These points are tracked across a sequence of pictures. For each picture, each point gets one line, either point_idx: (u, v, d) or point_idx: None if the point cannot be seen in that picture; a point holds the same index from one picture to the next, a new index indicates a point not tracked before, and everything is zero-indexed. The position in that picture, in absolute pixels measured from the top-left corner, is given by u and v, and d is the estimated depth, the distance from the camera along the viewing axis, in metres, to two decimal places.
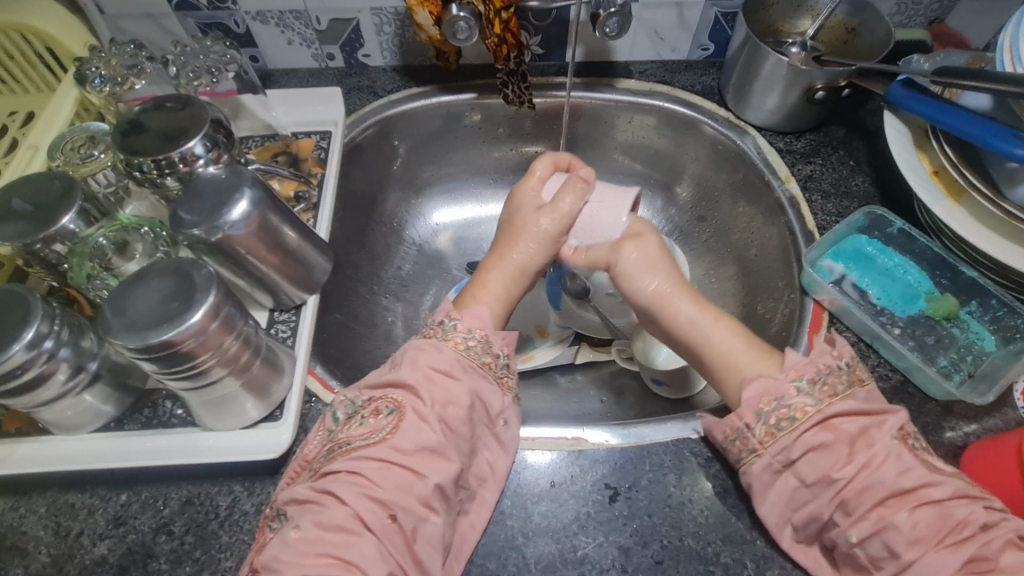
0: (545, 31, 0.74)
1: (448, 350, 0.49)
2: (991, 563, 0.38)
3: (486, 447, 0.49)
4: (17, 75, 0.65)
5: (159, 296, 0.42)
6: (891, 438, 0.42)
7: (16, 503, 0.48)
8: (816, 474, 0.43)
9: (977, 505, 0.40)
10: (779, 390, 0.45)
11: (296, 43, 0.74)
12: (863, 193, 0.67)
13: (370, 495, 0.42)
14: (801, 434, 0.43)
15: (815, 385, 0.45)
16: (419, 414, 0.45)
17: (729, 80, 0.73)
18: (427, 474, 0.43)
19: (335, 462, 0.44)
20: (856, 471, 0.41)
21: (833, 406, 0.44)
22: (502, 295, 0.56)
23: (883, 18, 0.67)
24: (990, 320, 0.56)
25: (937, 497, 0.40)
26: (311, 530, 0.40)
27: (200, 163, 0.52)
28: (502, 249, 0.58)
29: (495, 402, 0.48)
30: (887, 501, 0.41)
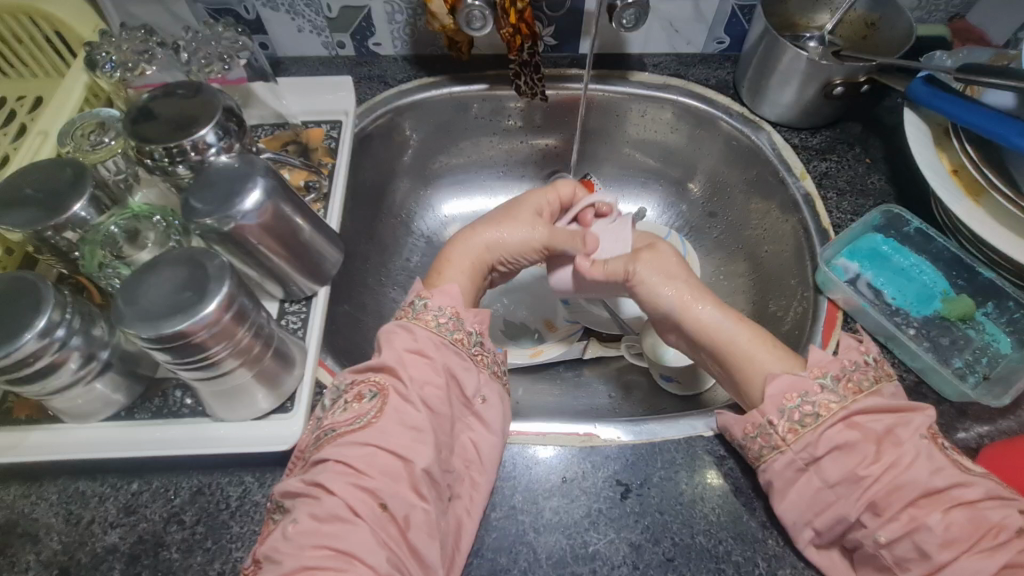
0: (559, 21, 0.73)
1: (420, 329, 0.49)
2: None
3: (470, 429, 0.48)
4: (24, 59, 0.64)
5: (170, 286, 0.42)
6: (920, 437, 0.42)
7: (27, 489, 0.48)
8: (840, 471, 0.42)
9: (998, 509, 0.39)
10: (804, 386, 0.45)
11: (306, 31, 0.73)
12: (880, 191, 0.66)
13: (358, 484, 0.41)
14: (823, 431, 0.43)
15: (839, 381, 0.45)
16: (401, 395, 0.46)
17: (745, 74, 0.72)
18: (413, 458, 0.43)
19: (323, 449, 0.44)
20: (883, 469, 0.41)
21: (859, 402, 0.44)
22: (469, 271, 0.58)
23: (905, 13, 0.66)
24: (1006, 322, 0.56)
25: (970, 499, 0.40)
26: (307, 521, 0.40)
27: (212, 152, 0.51)
28: (482, 233, 0.60)
29: (469, 380, 0.49)
30: (919, 500, 0.40)
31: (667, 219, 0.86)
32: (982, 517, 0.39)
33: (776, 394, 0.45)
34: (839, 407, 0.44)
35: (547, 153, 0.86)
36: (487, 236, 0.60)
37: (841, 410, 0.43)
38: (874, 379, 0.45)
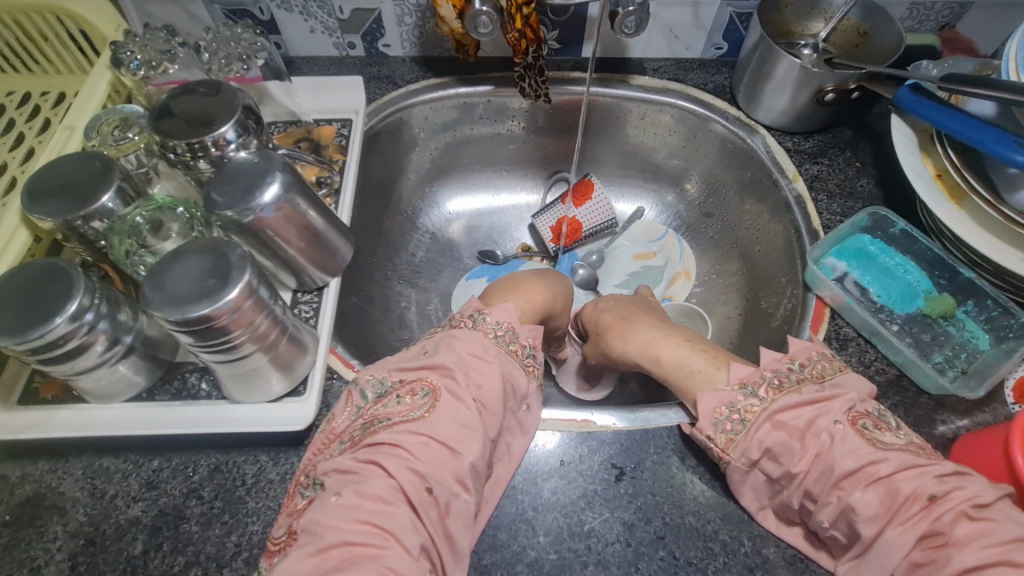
0: (563, 26, 0.76)
1: (480, 337, 0.52)
2: (945, 537, 0.38)
3: (511, 431, 0.51)
4: (49, 56, 0.66)
5: (197, 274, 0.44)
6: (836, 422, 0.43)
7: (54, 465, 0.51)
8: (777, 470, 0.45)
9: (911, 479, 0.40)
10: (727, 398, 0.47)
11: (318, 32, 0.76)
12: (868, 193, 0.69)
13: (411, 468, 0.43)
14: (755, 434, 0.45)
15: (760, 388, 0.47)
16: (454, 394, 0.48)
17: (742, 78, 0.75)
18: (461, 451, 0.45)
19: (376, 435, 0.46)
20: (810, 463, 0.43)
21: (777, 402, 0.45)
22: (532, 304, 0.62)
23: (894, 24, 0.69)
24: (984, 320, 0.58)
25: (885, 474, 0.41)
26: (351, 497, 0.42)
27: (232, 148, 0.54)
28: (524, 286, 0.65)
29: (522, 383, 0.52)
30: (841, 483, 0.42)
31: (665, 218, 0.89)
32: (899, 488, 0.40)
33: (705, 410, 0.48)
34: (760, 410, 0.45)
35: (549, 153, 0.89)
36: (546, 289, 0.66)
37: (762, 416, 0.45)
38: (791, 378, 0.47)
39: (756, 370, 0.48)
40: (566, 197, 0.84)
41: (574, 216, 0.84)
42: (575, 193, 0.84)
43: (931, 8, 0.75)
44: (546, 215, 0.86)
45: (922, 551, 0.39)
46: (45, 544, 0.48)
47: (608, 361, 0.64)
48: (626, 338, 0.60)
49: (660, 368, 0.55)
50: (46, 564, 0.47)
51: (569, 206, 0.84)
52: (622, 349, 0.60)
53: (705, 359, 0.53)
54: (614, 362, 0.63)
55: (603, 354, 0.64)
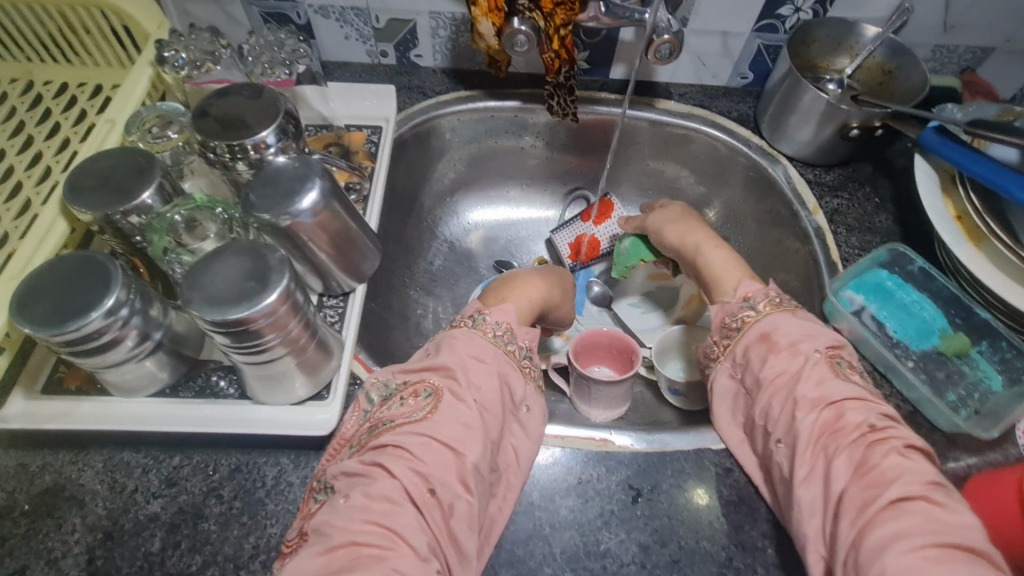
0: (594, 47, 0.77)
1: (480, 338, 0.53)
2: (874, 467, 0.40)
3: (513, 434, 0.51)
4: (89, 49, 0.67)
5: (235, 276, 0.45)
6: (816, 350, 0.48)
7: (75, 456, 0.51)
8: (750, 378, 0.50)
9: (859, 412, 0.44)
10: (731, 310, 0.55)
11: (353, 39, 0.77)
12: (887, 229, 0.70)
13: (415, 469, 0.44)
14: (744, 342, 0.52)
15: (763, 304, 0.54)
16: (456, 396, 0.48)
17: (767, 108, 0.76)
18: (463, 452, 0.45)
19: (381, 437, 0.47)
20: (775, 375, 0.48)
21: (771, 317, 0.52)
22: (531, 303, 0.64)
23: (920, 65, 0.70)
24: (998, 361, 0.59)
25: (835, 400, 0.45)
26: (359, 498, 0.43)
27: (271, 152, 0.54)
28: (522, 283, 0.65)
29: (519, 388, 0.52)
30: (796, 404, 0.46)
31: None
32: (847, 416, 0.44)
33: (716, 321, 0.56)
34: (755, 319, 0.53)
35: (570, 169, 0.90)
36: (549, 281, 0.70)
37: (758, 323, 0.52)
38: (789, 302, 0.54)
39: (760, 287, 0.56)
40: (584, 214, 0.85)
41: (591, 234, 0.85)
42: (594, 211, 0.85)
43: (954, 51, 0.77)
44: (565, 229, 0.87)
45: (854, 481, 0.40)
46: (63, 536, 0.48)
47: (658, 229, 0.72)
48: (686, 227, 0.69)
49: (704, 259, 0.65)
50: (64, 555, 0.47)
51: (587, 224, 0.85)
52: (687, 229, 0.69)
53: (736, 261, 0.63)
54: (662, 235, 0.71)
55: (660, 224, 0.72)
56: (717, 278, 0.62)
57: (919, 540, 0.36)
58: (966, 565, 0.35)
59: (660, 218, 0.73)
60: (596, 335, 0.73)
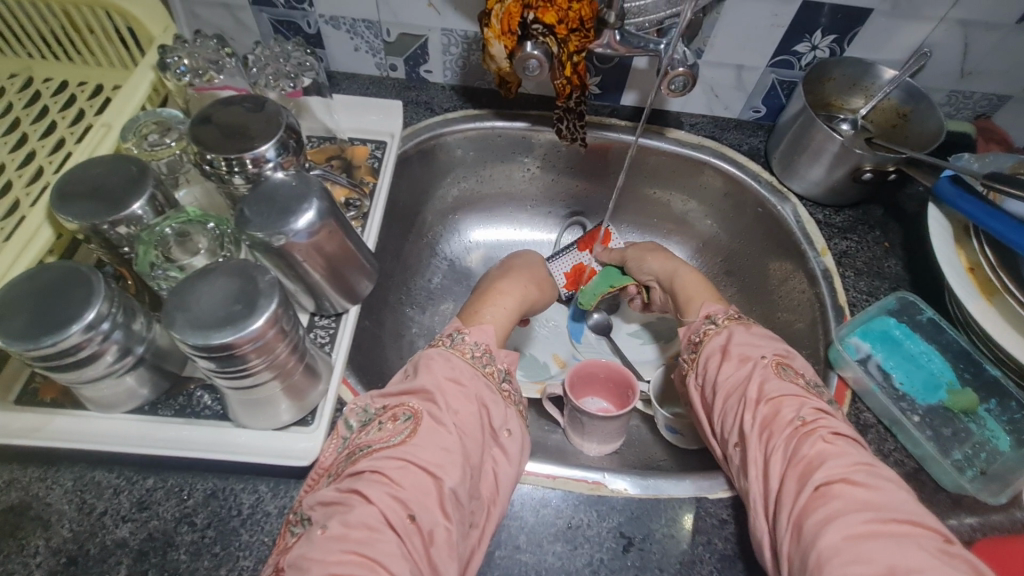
0: (606, 73, 0.76)
1: (456, 357, 0.52)
2: (805, 457, 0.44)
3: (494, 461, 0.49)
4: (92, 48, 0.66)
5: (222, 296, 0.43)
6: (764, 357, 0.52)
7: (44, 473, 0.49)
8: (707, 386, 0.54)
9: (794, 407, 0.47)
10: (696, 328, 0.60)
11: (362, 51, 0.76)
12: (896, 275, 0.68)
13: (393, 495, 0.42)
14: (705, 355, 0.56)
15: (723, 319, 0.59)
16: (436, 419, 0.47)
17: (778, 145, 0.75)
18: (442, 476, 0.44)
19: (358, 463, 0.45)
20: (725, 382, 0.52)
21: (728, 330, 0.56)
22: (506, 313, 0.64)
23: (937, 111, 0.69)
24: (1007, 421, 0.57)
25: (775, 396, 0.48)
26: (337, 528, 0.40)
27: (269, 166, 0.53)
28: (498, 292, 0.66)
29: (497, 414, 0.50)
30: (743, 406, 0.49)
31: None
32: (782, 411, 0.47)
33: (684, 339, 0.60)
34: (714, 333, 0.57)
35: (575, 193, 0.88)
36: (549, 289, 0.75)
37: (717, 335, 0.57)
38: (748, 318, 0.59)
39: (722, 307, 0.61)
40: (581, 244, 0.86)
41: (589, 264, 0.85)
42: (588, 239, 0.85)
43: (970, 97, 0.76)
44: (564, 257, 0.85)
45: (790, 472, 0.44)
46: (24, 559, 0.45)
47: (636, 254, 0.77)
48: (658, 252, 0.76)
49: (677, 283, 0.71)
50: None
51: (584, 253, 0.85)
52: (664, 258, 0.75)
53: (709, 286, 0.68)
54: (642, 262, 0.76)
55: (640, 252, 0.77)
56: (691, 297, 0.68)
57: (842, 521, 0.39)
58: (883, 537, 0.38)
59: (635, 250, 0.78)
60: (593, 367, 0.71)
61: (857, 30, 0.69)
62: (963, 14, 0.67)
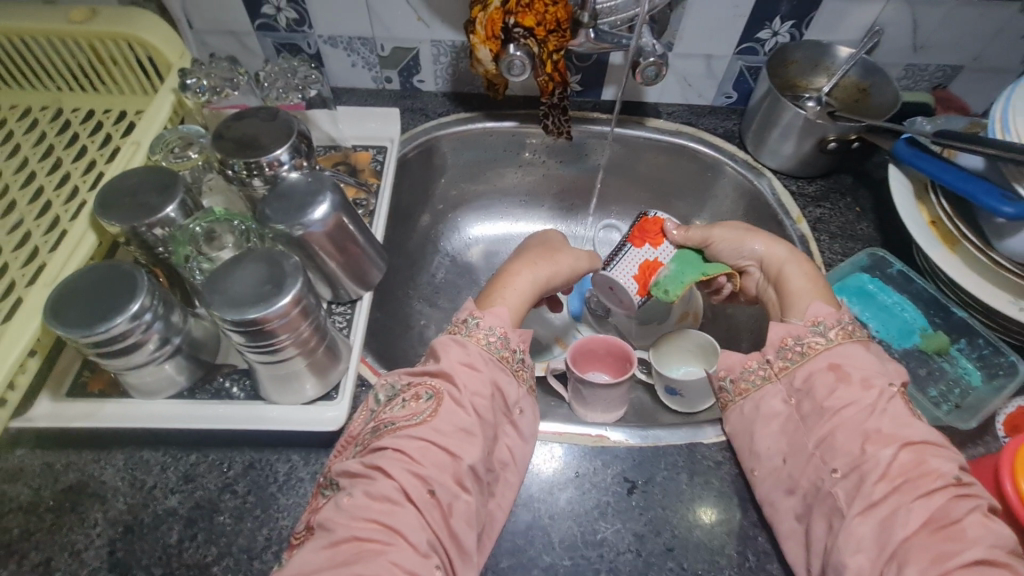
0: (586, 70, 0.82)
1: (471, 345, 0.53)
2: (953, 520, 0.42)
3: (507, 435, 0.52)
4: (117, 78, 0.73)
5: (254, 280, 0.48)
6: (889, 384, 0.49)
7: (97, 455, 0.54)
8: (810, 405, 0.51)
9: (939, 461, 0.45)
10: (797, 330, 0.54)
11: (359, 66, 0.83)
12: (868, 236, 0.73)
13: (414, 471, 0.45)
14: (811, 366, 0.52)
15: (831, 329, 0.53)
16: (455, 400, 0.50)
17: (750, 126, 0.80)
18: (461, 454, 0.47)
19: (381, 439, 0.48)
20: (843, 406, 0.49)
21: (840, 344, 0.52)
22: (521, 296, 0.62)
23: (892, 83, 0.75)
24: (977, 358, 0.62)
25: (913, 443, 0.46)
26: (361, 497, 0.44)
27: (284, 168, 0.59)
28: (510, 276, 0.64)
29: (512, 392, 0.53)
30: (873, 439, 0.47)
31: None
32: (927, 463, 0.45)
33: (775, 339, 0.55)
34: (822, 346, 0.52)
35: (566, 185, 0.94)
36: (572, 254, 0.69)
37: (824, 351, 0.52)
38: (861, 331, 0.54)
39: (831, 311, 0.54)
40: (637, 239, 0.68)
41: (654, 258, 0.68)
42: (643, 232, 0.68)
43: (925, 69, 0.82)
44: (623, 263, 0.68)
45: (927, 530, 0.42)
46: (86, 530, 0.50)
47: (725, 236, 0.66)
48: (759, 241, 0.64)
49: (782, 274, 0.61)
50: (87, 548, 0.49)
51: (646, 248, 0.68)
52: (771, 239, 0.64)
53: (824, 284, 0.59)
54: (741, 246, 0.65)
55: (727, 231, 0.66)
56: (795, 295, 0.59)
57: None
58: None
59: (724, 232, 0.66)
60: (592, 340, 0.75)
61: (813, 15, 0.76)
62: None
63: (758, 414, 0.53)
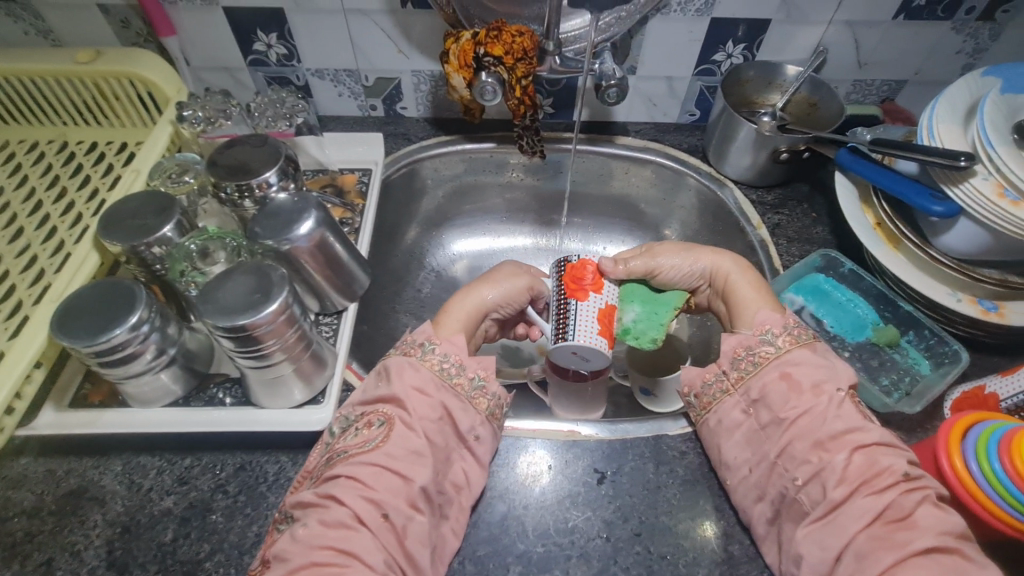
0: (557, 94, 0.88)
1: (424, 369, 0.55)
2: (906, 513, 0.46)
3: (463, 459, 0.55)
4: (119, 113, 0.78)
5: (243, 289, 0.53)
6: (839, 389, 0.53)
7: (97, 461, 0.57)
8: (768, 415, 0.54)
9: (890, 456, 0.49)
10: (747, 342, 0.57)
11: (345, 96, 0.89)
12: (823, 240, 0.78)
13: (365, 496, 0.48)
14: (762, 376, 0.55)
15: (779, 336, 0.57)
16: (406, 425, 0.52)
17: (711, 140, 0.86)
18: (413, 477, 0.49)
19: (335, 467, 0.50)
20: (800, 415, 0.52)
21: (790, 352, 0.55)
22: (466, 324, 0.63)
23: (837, 97, 0.81)
24: (924, 348, 0.66)
25: (865, 442, 0.50)
26: (316, 526, 0.46)
27: (272, 189, 0.63)
28: (456, 306, 0.64)
29: (464, 419, 0.54)
30: (825, 443, 0.50)
31: None
32: (879, 462, 0.48)
33: (728, 350, 0.58)
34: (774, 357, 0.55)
35: (543, 201, 0.99)
36: (514, 273, 0.68)
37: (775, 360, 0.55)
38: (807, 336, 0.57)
39: (779, 317, 0.58)
40: (579, 291, 0.60)
41: (609, 306, 0.61)
42: (580, 281, 0.60)
43: (872, 84, 0.88)
44: (580, 322, 0.58)
45: (882, 524, 0.46)
46: (85, 531, 0.53)
47: (671, 263, 0.65)
48: (706, 257, 0.66)
49: (731, 290, 0.64)
50: (86, 548, 0.52)
51: (592, 297, 0.60)
52: (715, 254, 0.66)
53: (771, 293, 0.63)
54: (691, 266, 0.65)
55: (671, 257, 0.65)
56: (744, 307, 0.62)
57: None
58: None
59: (665, 258, 0.65)
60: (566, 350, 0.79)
61: (762, 38, 0.82)
62: (847, 16, 0.79)
63: (721, 426, 0.56)
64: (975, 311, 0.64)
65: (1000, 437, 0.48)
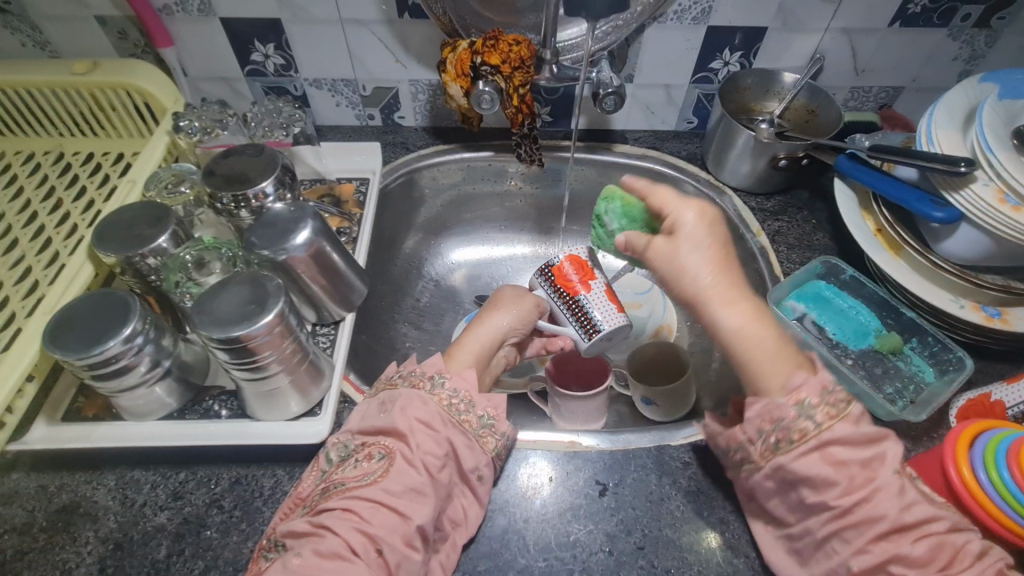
0: (554, 103, 0.88)
1: (432, 403, 0.53)
2: None
3: (462, 496, 0.53)
4: (115, 123, 0.78)
5: (239, 300, 0.52)
6: (894, 473, 0.47)
7: (90, 476, 0.56)
8: (812, 499, 0.48)
9: (962, 535, 0.45)
10: (781, 412, 0.50)
11: (343, 105, 0.89)
12: (824, 247, 0.78)
13: (361, 528, 0.47)
14: (800, 455, 0.48)
15: (818, 407, 0.49)
16: (407, 459, 0.50)
17: (710, 147, 0.86)
18: (411, 515, 0.48)
19: (330, 500, 0.49)
20: (853, 503, 0.46)
21: (832, 431, 0.48)
22: (476, 356, 0.62)
23: (835, 104, 0.81)
24: (928, 355, 0.65)
25: (937, 531, 0.45)
26: (311, 556, 0.45)
27: (269, 199, 0.63)
28: (464, 341, 0.64)
29: (467, 460, 0.52)
30: (890, 535, 0.45)
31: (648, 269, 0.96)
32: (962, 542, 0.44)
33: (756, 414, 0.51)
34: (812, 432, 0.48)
35: (542, 210, 0.98)
36: (518, 297, 0.68)
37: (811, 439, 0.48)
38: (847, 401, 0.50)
39: (811, 382, 0.50)
40: (581, 284, 0.65)
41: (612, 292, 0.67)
42: (577, 274, 0.66)
43: (869, 90, 0.88)
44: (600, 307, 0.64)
45: None
46: (77, 548, 0.52)
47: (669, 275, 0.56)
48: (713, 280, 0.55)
49: (737, 338, 0.54)
50: (77, 566, 0.51)
51: (594, 285, 0.66)
52: (724, 275, 0.55)
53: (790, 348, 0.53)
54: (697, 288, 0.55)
55: (693, 265, 0.55)
56: (763, 373, 0.52)
57: None
58: None
59: (668, 259, 0.56)
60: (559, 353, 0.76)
61: (759, 45, 0.82)
62: (844, 23, 0.79)
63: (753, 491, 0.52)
64: (978, 317, 0.63)
65: (1007, 446, 0.47)
